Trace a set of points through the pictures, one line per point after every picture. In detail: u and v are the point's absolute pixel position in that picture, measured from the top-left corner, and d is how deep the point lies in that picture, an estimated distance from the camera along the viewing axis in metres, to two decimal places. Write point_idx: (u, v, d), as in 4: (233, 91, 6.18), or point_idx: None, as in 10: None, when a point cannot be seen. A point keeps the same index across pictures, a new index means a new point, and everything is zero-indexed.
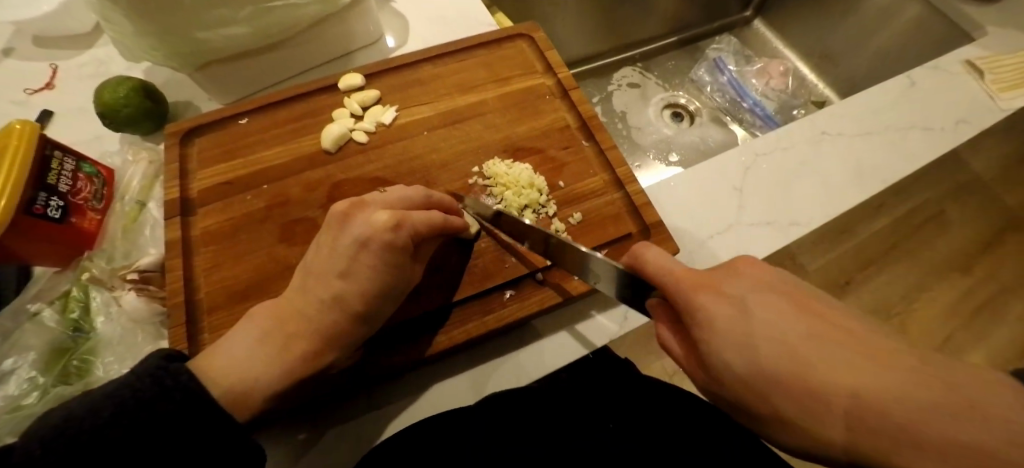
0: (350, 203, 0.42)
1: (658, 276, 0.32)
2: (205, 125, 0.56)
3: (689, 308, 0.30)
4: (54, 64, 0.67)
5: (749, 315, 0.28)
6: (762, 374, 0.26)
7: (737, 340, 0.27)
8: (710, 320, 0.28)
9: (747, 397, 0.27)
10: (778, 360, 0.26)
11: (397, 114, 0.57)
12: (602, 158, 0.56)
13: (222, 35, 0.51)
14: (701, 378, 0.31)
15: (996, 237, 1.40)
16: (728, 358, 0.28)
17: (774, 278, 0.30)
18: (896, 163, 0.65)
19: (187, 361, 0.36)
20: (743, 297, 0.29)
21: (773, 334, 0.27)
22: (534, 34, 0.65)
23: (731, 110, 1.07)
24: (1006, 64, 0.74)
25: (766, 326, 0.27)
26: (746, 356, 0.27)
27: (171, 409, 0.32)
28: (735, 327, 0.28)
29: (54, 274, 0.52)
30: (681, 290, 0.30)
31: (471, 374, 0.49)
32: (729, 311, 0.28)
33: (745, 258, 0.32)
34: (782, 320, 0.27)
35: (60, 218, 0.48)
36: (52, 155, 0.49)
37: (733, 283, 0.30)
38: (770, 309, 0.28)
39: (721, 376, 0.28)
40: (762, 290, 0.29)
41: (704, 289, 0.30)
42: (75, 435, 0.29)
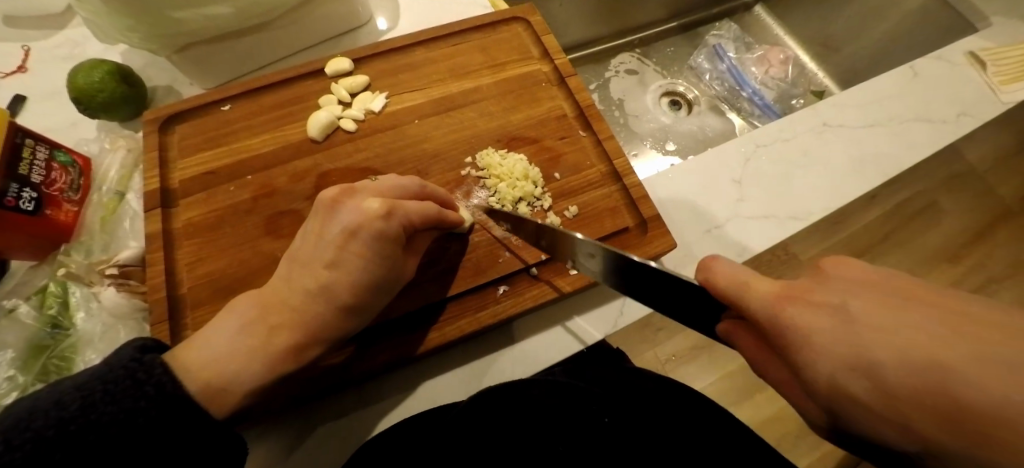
0: (339, 190, 0.41)
1: (730, 294, 0.26)
2: (184, 111, 0.54)
3: (772, 325, 0.23)
4: (26, 45, 0.64)
5: (855, 325, 0.21)
6: (886, 397, 0.19)
7: (843, 357, 0.20)
8: (805, 337, 0.22)
9: (867, 426, 0.20)
10: (913, 375, 0.18)
11: (387, 101, 0.55)
12: (600, 149, 0.55)
13: (199, 15, 0.48)
14: (817, 416, 0.24)
15: (987, 228, 1.40)
16: (838, 381, 0.21)
17: (879, 275, 0.22)
18: (899, 155, 0.64)
19: (161, 353, 0.34)
20: (843, 304, 0.21)
21: (894, 342, 0.19)
22: (530, 17, 0.62)
23: (730, 98, 1.05)
24: (1009, 56, 0.73)
25: (880, 337, 0.20)
26: (868, 379, 0.20)
27: (145, 405, 0.30)
28: (838, 342, 0.21)
29: (30, 268, 0.50)
30: (754, 303, 0.24)
31: (467, 369, 0.48)
32: (829, 323, 0.21)
33: (830, 258, 0.25)
34: (907, 326, 0.19)
35: (34, 210, 0.46)
36: (23, 143, 0.46)
37: (826, 287, 0.23)
38: (882, 312, 0.20)
39: (835, 406, 0.21)
40: (870, 292, 0.21)
41: (785, 299, 0.23)
42: (39, 432, 0.26)
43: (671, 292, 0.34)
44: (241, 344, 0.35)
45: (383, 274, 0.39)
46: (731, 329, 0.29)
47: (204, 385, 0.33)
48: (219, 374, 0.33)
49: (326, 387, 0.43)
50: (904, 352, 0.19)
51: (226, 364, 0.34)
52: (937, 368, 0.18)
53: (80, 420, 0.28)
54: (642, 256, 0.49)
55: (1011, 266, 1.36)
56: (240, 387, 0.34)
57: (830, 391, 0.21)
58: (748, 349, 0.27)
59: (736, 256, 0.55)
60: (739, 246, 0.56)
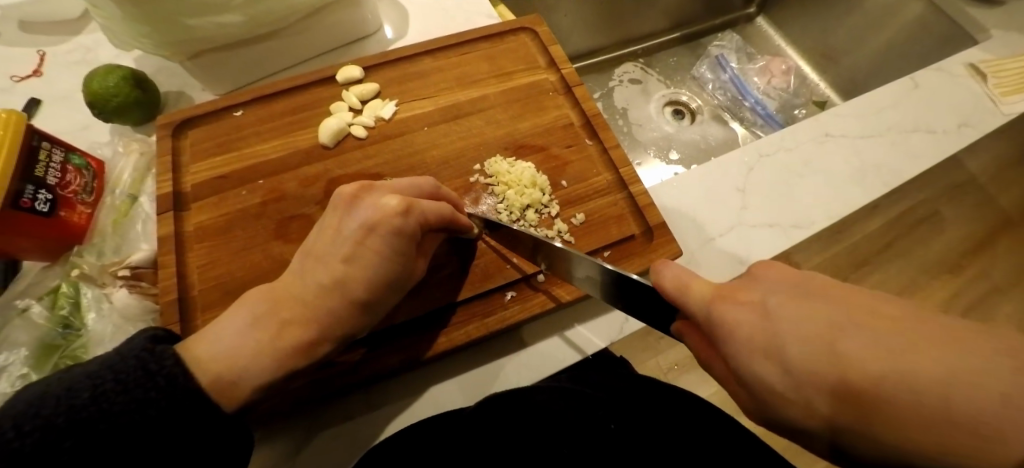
0: (359, 186, 0.41)
1: (678, 294, 0.30)
2: (198, 116, 0.55)
3: (710, 321, 0.27)
4: (41, 50, 0.65)
5: (773, 318, 0.24)
6: (794, 383, 0.23)
7: (764, 350, 0.24)
8: (733, 332, 0.26)
9: (784, 410, 0.24)
10: (817, 362, 0.22)
11: (397, 108, 0.56)
12: (606, 158, 0.55)
13: (214, 23, 0.49)
14: (746, 404, 0.27)
15: (989, 238, 1.40)
16: (760, 371, 0.24)
17: (795, 273, 0.26)
18: (900, 165, 0.64)
19: (172, 344, 0.35)
20: (763, 300, 0.25)
21: (799, 333, 0.23)
22: (537, 27, 0.63)
23: (731, 109, 1.06)
24: (1009, 68, 0.74)
25: (790, 328, 0.24)
26: (781, 367, 0.24)
27: (156, 396, 0.30)
28: (759, 336, 0.25)
29: (43, 268, 0.51)
30: (698, 301, 0.28)
31: (475, 373, 0.49)
32: (753, 320, 0.25)
33: (764, 261, 0.28)
34: (810, 318, 0.23)
35: (48, 212, 0.47)
36: (39, 146, 0.47)
37: (754, 288, 0.27)
38: (792, 305, 0.24)
39: (761, 394, 0.25)
40: (787, 289, 0.25)
41: (722, 299, 0.27)
42: (48, 419, 0.28)
43: (651, 304, 0.37)
44: (252, 341, 0.35)
45: (393, 273, 0.40)
46: (685, 329, 0.31)
47: (213, 378, 0.33)
48: (228, 369, 0.34)
49: (334, 388, 0.43)
50: (808, 343, 0.23)
51: (237, 359, 0.34)
52: (832, 354, 0.22)
53: (91, 408, 0.29)
54: (648, 264, 0.50)
55: (1014, 277, 1.37)
56: (249, 381, 0.34)
57: (755, 381, 0.25)
58: (694, 344, 0.31)
59: (740, 264, 0.56)
60: (742, 254, 0.56)
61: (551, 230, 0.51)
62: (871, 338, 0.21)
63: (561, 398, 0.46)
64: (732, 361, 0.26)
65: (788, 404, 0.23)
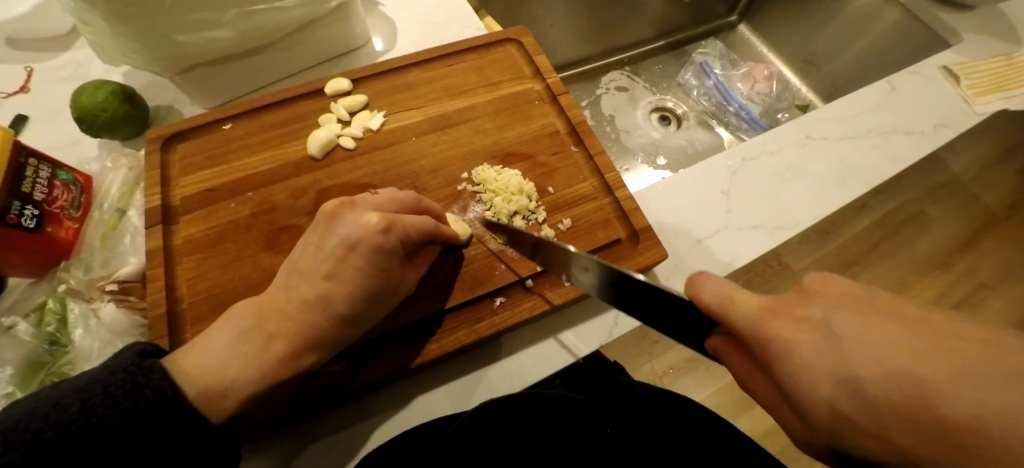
0: (338, 203, 0.42)
1: (719, 309, 0.27)
2: (187, 130, 0.55)
3: (758, 339, 0.25)
4: (29, 67, 0.65)
5: (837, 339, 0.22)
6: (868, 414, 0.20)
7: (826, 376, 0.22)
8: (789, 351, 0.23)
9: (848, 443, 0.21)
10: (894, 392, 0.19)
11: (386, 119, 0.57)
12: (591, 164, 0.56)
13: (203, 38, 0.50)
14: (799, 430, 0.25)
15: (973, 236, 1.43)
16: (824, 399, 0.22)
17: (864, 289, 0.23)
18: (879, 166, 0.66)
19: (160, 358, 0.35)
20: (827, 320, 0.23)
21: (872, 354, 0.20)
22: (522, 38, 0.64)
23: (718, 113, 1.09)
24: (980, 70, 0.76)
25: (860, 349, 0.21)
26: (849, 396, 0.21)
27: (144, 409, 0.31)
28: (821, 357, 0.22)
29: (29, 285, 0.51)
30: (740, 317, 0.26)
31: (463, 381, 0.49)
32: (813, 339, 0.23)
33: (816, 273, 0.25)
34: (885, 338, 0.21)
35: (35, 227, 0.47)
36: (26, 163, 0.47)
37: (809, 303, 0.24)
38: (861, 324, 0.22)
39: (817, 421, 0.22)
40: (851, 306, 0.23)
41: (770, 315, 0.25)
42: (37, 434, 0.27)
43: (659, 305, 0.36)
44: (243, 353, 0.36)
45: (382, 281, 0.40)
46: (724, 348, 0.29)
47: (202, 389, 0.34)
48: (217, 380, 0.34)
49: (324, 399, 0.43)
50: (885, 368, 0.20)
51: (226, 368, 0.35)
52: (915, 382, 0.19)
53: (80, 421, 0.29)
54: (635, 266, 0.51)
55: (999, 274, 1.39)
56: (235, 395, 0.35)
57: (819, 410, 0.22)
58: (739, 367, 0.29)
59: (727, 265, 0.57)
60: (728, 256, 0.57)
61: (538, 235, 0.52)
62: (976, 367, 0.18)
63: (555, 403, 0.46)
64: (785, 386, 0.24)
65: (859, 438, 0.21)
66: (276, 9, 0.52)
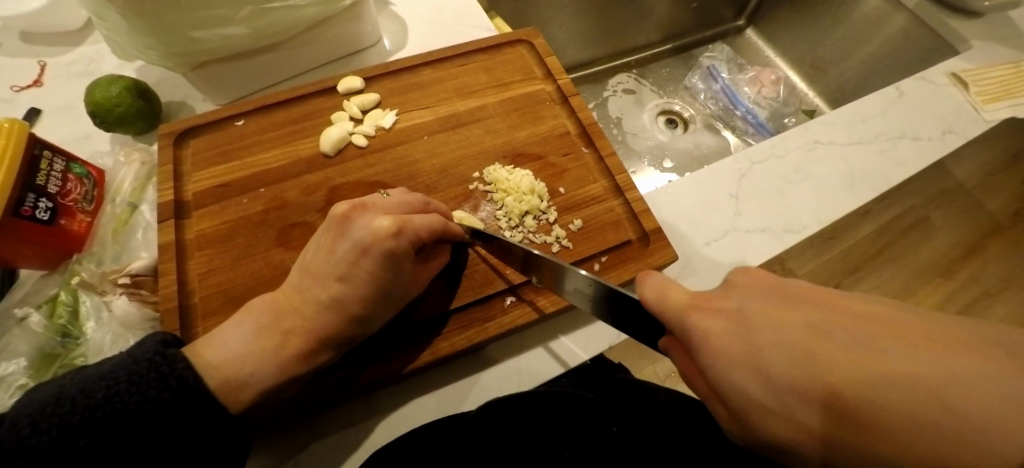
0: (350, 205, 0.41)
1: (657, 304, 0.30)
2: (199, 125, 0.55)
3: (687, 330, 0.28)
4: (42, 61, 0.66)
5: (747, 326, 0.26)
6: (776, 392, 0.24)
7: (743, 363, 0.25)
8: (708, 339, 0.27)
9: (762, 424, 0.24)
10: (796, 372, 0.23)
11: (397, 118, 0.57)
12: (602, 166, 0.57)
13: (218, 35, 0.50)
14: (726, 420, 0.27)
15: (978, 244, 1.43)
16: (739, 382, 0.25)
17: (768, 281, 0.28)
18: (887, 170, 0.66)
19: (180, 348, 0.36)
20: (738, 309, 0.27)
21: (775, 340, 0.24)
22: (533, 40, 0.65)
23: (724, 117, 1.09)
24: (989, 77, 0.76)
25: (766, 334, 0.25)
26: (763, 379, 0.24)
27: (168, 397, 0.31)
28: (735, 343, 0.26)
29: (41, 277, 0.51)
30: (686, 307, 0.29)
31: (474, 377, 0.49)
32: (727, 327, 0.26)
33: (741, 268, 0.30)
34: (789, 323, 0.25)
35: (49, 220, 0.47)
36: (41, 155, 0.47)
37: (728, 296, 0.28)
38: (766, 310, 0.26)
39: (741, 407, 0.25)
40: (757, 294, 0.27)
41: (695, 308, 0.28)
42: (65, 417, 0.28)
43: (642, 320, 0.38)
44: (258, 348, 0.36)
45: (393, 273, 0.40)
46: (672, 346, 0.31)
47: (220, 384, 0.34)
48: (237, 374, 0.35)
49: (332, 394, 0.44)
50: (787, 351, 0.24)
51: (244, 366, 0.35)
52: (815, 363, 0.22)
53: (106, 407, 0.30)
54: (645, 268, 0.51)
55: (1004, 282, 1.39)
56: (254, 386, 0.36)
57: (733, 390, 0.25)
58: (681, 361, 0.30)
59: (733, 269, 0.57)
60: (736, 259, 0.57)
61: (549, 236, 0.52)
62: (852, 342, 0.22)
63: (561, 403, 0.46)
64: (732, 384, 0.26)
65: (771, 417, 0.24)
66: (290, 7, 0.52)
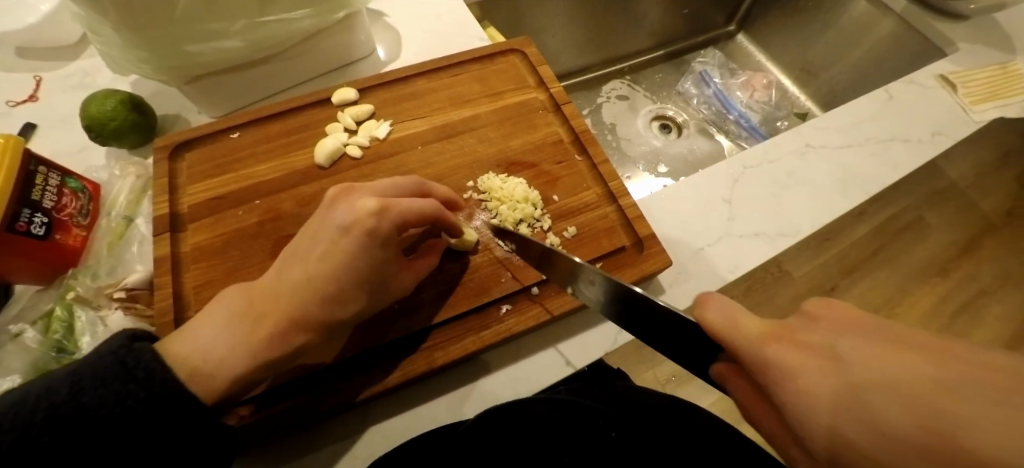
0: (339, 189, 0.43)
1: (722, 332, 0.27)
2: (195, 138, 0.56)
3: (773, 369, 0.24)
4: (38, 75, 0.66)
5: (852, 373, 0.21)
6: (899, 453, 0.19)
7: (837, 408, 0.21)
8: (795, 375, 0.23)
9: None
10: (906, 423, 0.19)
11: (391, 128, 0.58)
12: (595, 172, 0.57)
13: (212, 48, 0.50)
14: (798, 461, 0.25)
15: (973, 242, 1.44)
16: (830, 427, 0.21)
17: (856, 317, 0.24)
18: (878, 173, 0.67)
19: (152, 341, 0.36)
20: (835, 351, 0.23)
21: (881, 386, 0.20)
22: (526, 49, 0.65)
23: (717, 121, 1.11)
24: (976, 79, 0.78)
25: (868, 378, 0.21)
26: (861, 427, 0.20)
27: (135, 389, 0.31)
28: (827, 384, 0.22)
29: (37, 292, 0.51)
30: (745, 338, 0.26)
31: (472, 385, 0.49)
32: (820, 365, 0.23)
33: (814, 299, 0.26)
34: (894, 367, 0.21)
35: (44, 235, 0.47)
36: (36, 170, 0.47)
37: (813, 330, 0.24)
38: (863, 349, 0.22)
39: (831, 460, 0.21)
40: (851, 333, 0.23)
41: (773, 339, 0.25)
42: (28, 415, 0.29)
43: (658, 327, 0.39)
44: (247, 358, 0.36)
45: (378, 274, 0.40)
46: (726, 373, 0.30)
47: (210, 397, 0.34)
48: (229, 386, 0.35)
49: (330, 405, 0.44)
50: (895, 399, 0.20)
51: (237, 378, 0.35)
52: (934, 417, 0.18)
53: (70, 403, 0.30)
54: (640, 274, 0.51)
55: (1000, 280, 1.40)
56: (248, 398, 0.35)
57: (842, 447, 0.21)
58: (741, 393, 0.29)
59: (729, 274, 0.57)
60: (731, 263, 0.58)
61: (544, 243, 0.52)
62: (982, 395, 0.18)
63: (558, 410, 0.46)
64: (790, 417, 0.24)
65: None
66: (285, 20, 0.53)
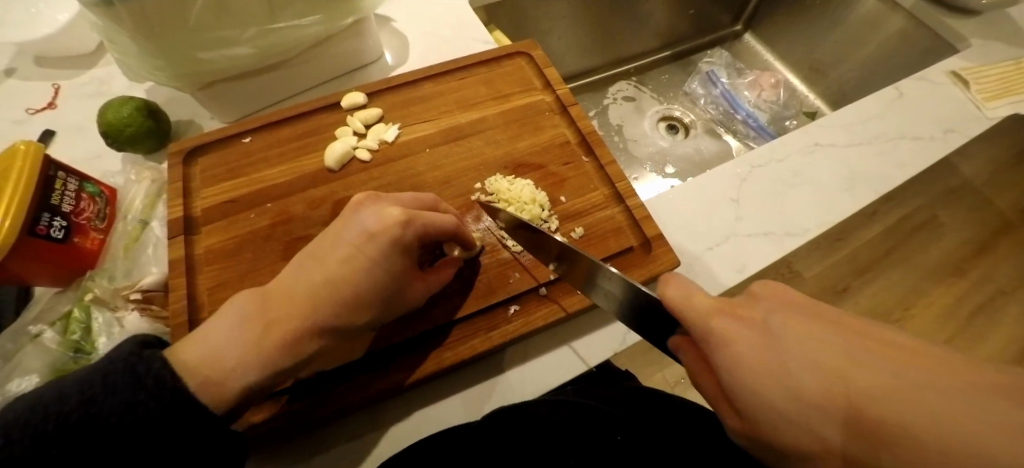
0: (366, 195, 0.44)
1: (679, 305, 0.31)
2: (208, 143, 0.57)
3: (712, 339, 0.29)
4: (56, 84, 0.68)
5: (775, 339, 0.27)
6: (798, 400, 0.25)
7: (769, 374, 0.26)
8: (734, 346, 0.28)
9: (785, 435, 0.26)
10: (824, 387, 0.24)
11: (399, 131, 0.58)
12: (602, 173, 0.57)
13: (224, 56, 0.51)
14: (733, 420, 0.29)
15: (988, 241, 1.41)
16: (763, 391, 0.26)
17: (789, 296, 0.29)
18: (889, 171, 0.66)
19: (163, 348, 0.36)
20: (766, 323, 0.28)
21: (805, 357, 0.25)
22: (532, 51, 0.66)
23: (725, 121, 1.10)
24: (989, 74, 0.76)
25: (796, 350, 0.26)
26: (788, 390, 0.25)
27: (144, 398, 0.32)
28: (762, 353, 0.27)
29: (56, 294, 0.52)
30: (698, 312, 0.30)
31: (480, 386, 0.49)
32: (754, 338, 0.27)
33: (759, 281, 0.31)
34: (814, 341, 0.26)
35: (62, 238, 0.49)
36: (55, 176, 0.49)
37: (753, 308, 0.29)
38: (791, 325, 0.27)
39: (763, 418, 0.26)
40: (784, 310, 0.28)
41: (719, 315, 0.29)
42: (38, 426, 0.30)
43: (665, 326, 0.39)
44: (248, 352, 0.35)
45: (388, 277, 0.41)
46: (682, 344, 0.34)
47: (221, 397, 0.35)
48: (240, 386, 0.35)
49: (342, 405, 0.44)
50: (815, 369, 0.25)
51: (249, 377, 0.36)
52: (842, 382, 0.24)
53: (81, 413, 0.31)
54: (649, 274, 0.51)
55: (1017, 280, 1.37)
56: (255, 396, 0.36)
57: (757, 398, 0.26)
58: (691, 361, 0.33)
59: (737, 273, 0.57)
60: (740, 263, 0.58)
61: None
62: (879, 366, 0.23)
63: (567, 413, 0.46)
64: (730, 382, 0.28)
65: (793, 427, 0.25)
66: (294, 26, 0.54)
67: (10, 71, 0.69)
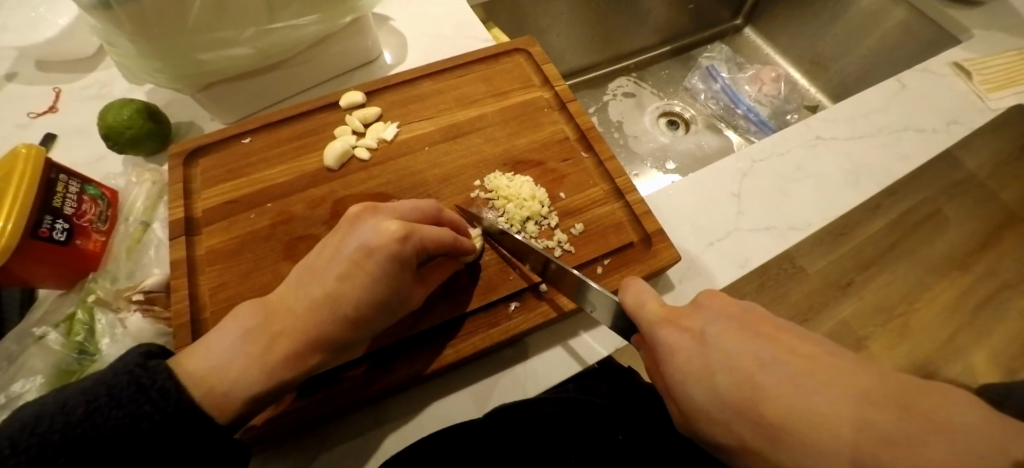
0: (363, 207, 0.43)
1: (636, 312, 0.36)
2: (208, 144, 0.57)
3: (657, 341, 0.34)
4: (57, 87, 0.68)
5: (707, 344, 0.31)
6: (718, 400, 0.29)
7: (698, 375, 0.31)
8: (673, 352, 0.32)
9: (708, 428, 0.30)
10: (735, 389, 0.29)
11: (398, 130, 0.58)
12: (602, 169, 0.57)
13: (221, 56, 0.51)
14: (676, 415, 0.33)
15: (994, 235, 1.40)
16: (692, 391, 0.31)
17: (730, 305, 0.33)
18: (891, 164, 0.66)
19: (166, 359, 0.36)
20: (701, 329, 0.32)
21: (728, 362, 0.30)
22: (531, 48, 0.66)
23: (726, 117, 1.09)
24: (992, 65, 0.75)
25: (721, 355, 0.30)
26: (709, 390, 0.30)
27: (150, 410, 0.32)
28: (694, 357, 0.31)
29: (59, 296, 0.52)
30: (650, 321, 0.35)
31: (482, 385, 0.49)
32: (689, 343, 0.32)
33: (708, 291, 0.35)
34: (739, 347, 0.30)
35: (65, 240, 0.49)
36: (57, 178, 0.49)
37: (695, 317, 0.33)
38: (724, 333, 0.31)
39: (693, 413, 0.31)
40: (721, 320, 0.32)
41: (667, 323, 0.34)
42: (43, 437, 0.29)
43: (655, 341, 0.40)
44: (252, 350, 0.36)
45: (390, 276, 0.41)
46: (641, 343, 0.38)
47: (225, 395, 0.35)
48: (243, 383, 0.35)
49: (344, 404, 0.44)
50: (734, 373, 0.29)
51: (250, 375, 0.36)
52: (750, 385, 0.28)
53: (85, 424, 0.30)
54: (651, 269, 0.51)
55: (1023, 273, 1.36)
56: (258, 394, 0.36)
57: (688, 398, 0.31)
58: (647, 362, 0.37)
59: (739, 268, 0.57)
60: (741, 257, 0.57)
61: (551, 241, 0.52)
62: (782, 372, 0.28)
63: (568, 411, 0.46)
64: (672, 381, 0.32)
65: (714, 422, 0.29)
66: (293, 26, 0.54)
67: (12, 75, 0.69)
